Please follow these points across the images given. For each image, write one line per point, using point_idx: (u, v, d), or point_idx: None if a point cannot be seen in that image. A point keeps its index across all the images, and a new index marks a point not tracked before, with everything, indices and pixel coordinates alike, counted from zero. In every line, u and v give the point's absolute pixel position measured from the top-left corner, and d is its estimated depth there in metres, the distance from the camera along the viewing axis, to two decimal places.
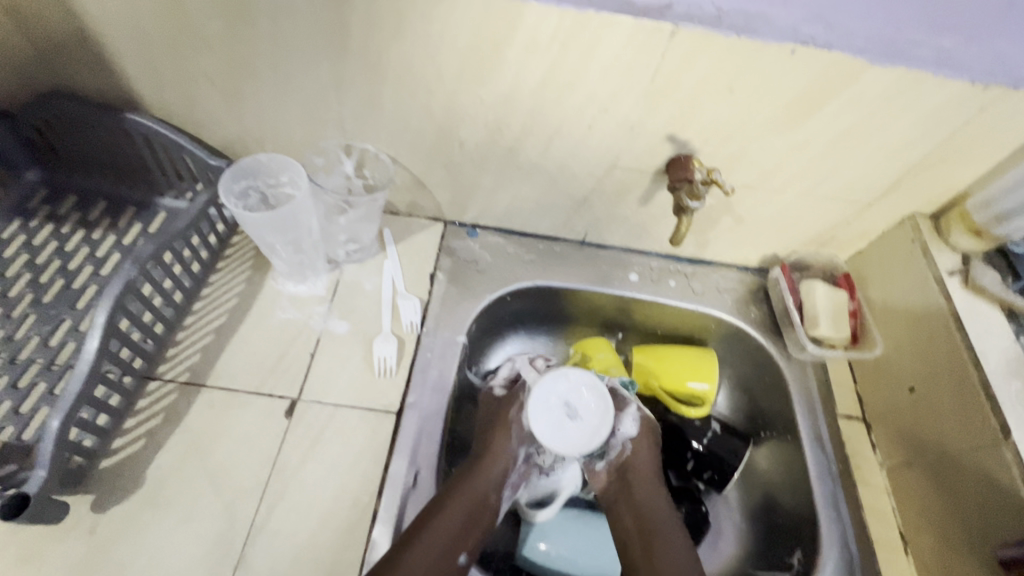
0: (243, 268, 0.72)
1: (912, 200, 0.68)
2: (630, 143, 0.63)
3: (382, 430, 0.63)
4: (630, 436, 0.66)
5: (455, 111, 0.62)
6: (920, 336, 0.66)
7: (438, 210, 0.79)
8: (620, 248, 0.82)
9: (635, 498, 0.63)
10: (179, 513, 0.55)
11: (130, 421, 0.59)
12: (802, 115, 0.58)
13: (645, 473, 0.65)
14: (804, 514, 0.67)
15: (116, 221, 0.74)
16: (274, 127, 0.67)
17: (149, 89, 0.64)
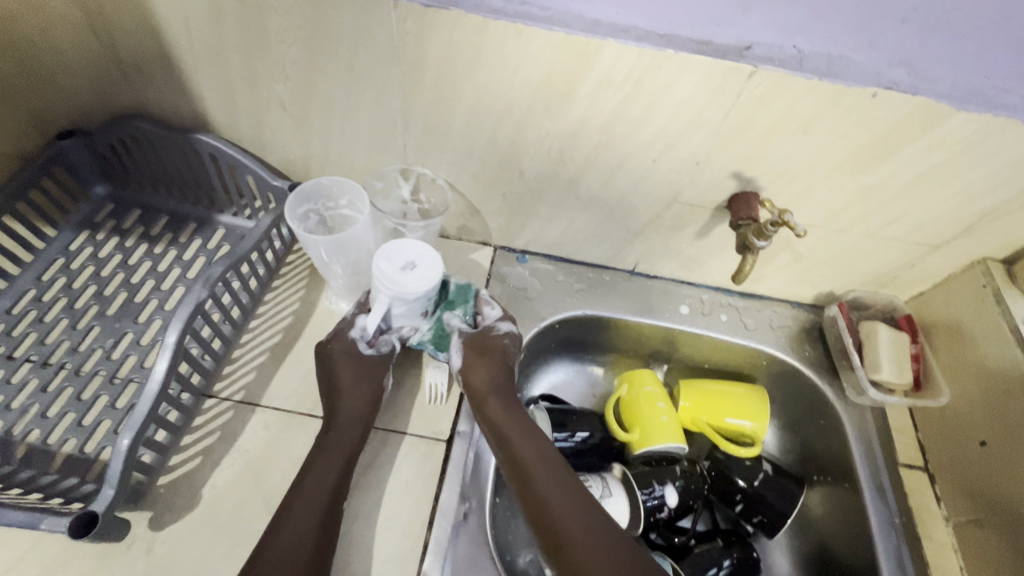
0: (298, 288, 0.73)
1: (984, 245, 0.66)
2: (693, 178, 0.63)
3: (433, 457, 0.63)
4: (459, 360, 0.65)
5: (520, 142, 0.62)
6: (993, 388, 0.64)
7: (489, 235, 0.79)
8: (670, 279, 0.81)
9: (533, 498, 0.56)
10: (233, 535, 0.55)
11: (187, 439, 0.60)
12: (876, 156, 0.57)
13: (482, 395, 0.63)
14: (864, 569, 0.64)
15: (177, 236, 0.76)
16: (337, 150, 0.68)
17: (221, 111, 0.66)
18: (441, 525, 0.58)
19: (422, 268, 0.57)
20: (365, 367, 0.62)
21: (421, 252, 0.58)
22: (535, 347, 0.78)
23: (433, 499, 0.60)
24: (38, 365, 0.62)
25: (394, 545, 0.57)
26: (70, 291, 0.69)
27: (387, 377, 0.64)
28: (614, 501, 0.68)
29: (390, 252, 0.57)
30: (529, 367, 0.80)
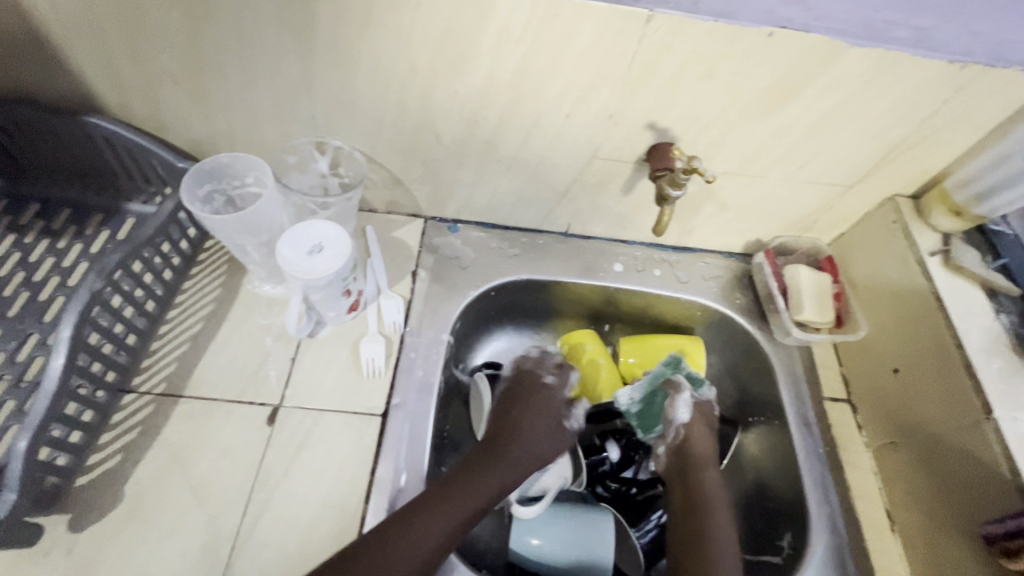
0: (217, 276, 0.69)
1: (892, 182, 0.68)
2: (610, 132, 0.62)
3: (369, 432, 0.62)
4: (684, 421, 0.69)
5: (430, 105, 0.60)
6: (905, 318, 0.67)
7: (417, 206, 0.77)
8: (604, 239, 0.82)
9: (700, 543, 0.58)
10: (161, 528, 0.54)
11: (105, 437, 0.57)
12: (781, 99, 0.57)
13: (702, 455, 0.66)
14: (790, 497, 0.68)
15: (82, 229, 0.71)
16: (243, 125, 0.65)
17: (109, 90, 0.61)
18: (378, 497, 0.58)
19: (330, 250, 0.60)
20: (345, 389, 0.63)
21: (329, 235, 0.61)
22: (473, 316, 0.78)
23: (370, 473, 0.59)
24: None
25: (331, 522, 0.56)
26: None
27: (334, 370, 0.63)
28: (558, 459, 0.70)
29: (294, 239, 0.60)
30: (470, 337, 0.80)
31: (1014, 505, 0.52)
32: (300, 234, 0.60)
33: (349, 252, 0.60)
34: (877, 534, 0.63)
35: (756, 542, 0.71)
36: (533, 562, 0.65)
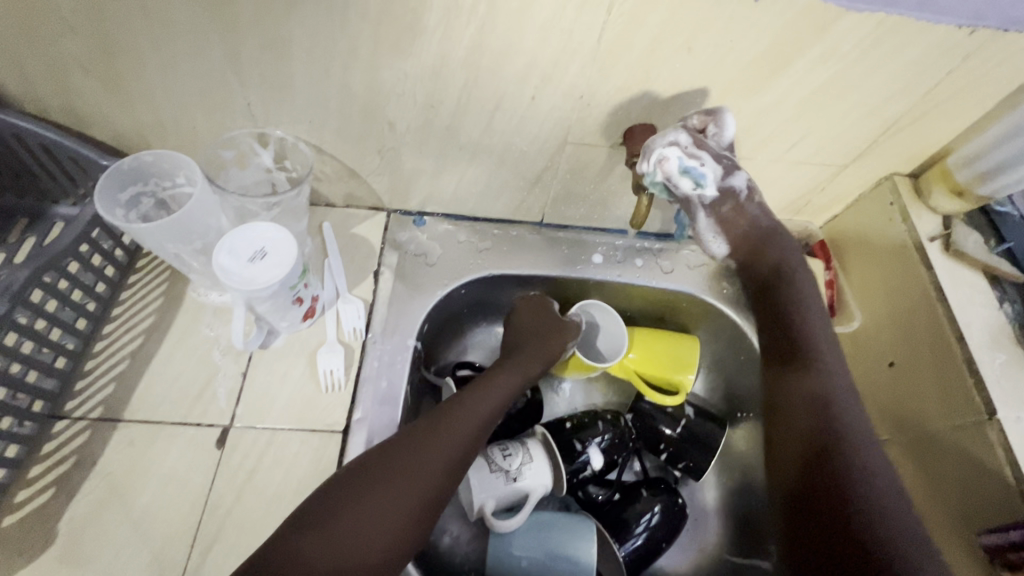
0: (157, 283, 0.63)
1: (890, 160, 0.63)
2: (582, 114, 0.56)
3: (328, 451, 0.57)
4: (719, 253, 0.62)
5: (378, 89, 0.54)
6: (899, 308, 0.63)
7: (378, 199, 0.71)
8: (582, 228, 0.76)
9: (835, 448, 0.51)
10: (99, 568, 0.49)
11: (36, 469, 0.52)
12: (770, 73, 0.51)
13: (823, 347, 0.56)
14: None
15: (5, 236, 0.64)
16: (171, 116, 0.58)
17: (11, 81, 0.54)
18: None
19: (273, 256, 0.54)
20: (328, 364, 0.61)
21: (273, 238, 0.55)
22: (443, 316, 0.73)
23: None
24: None
25: None
26: None
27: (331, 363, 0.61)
28: (537, 467, 0.66)
29: (233, 245, 0.54)
30: (440, 337, 0.75)
31: (1018, 513, 0.49)
32: (239, 239, 0.54)
33: (293, 259, 0.54)
34: None
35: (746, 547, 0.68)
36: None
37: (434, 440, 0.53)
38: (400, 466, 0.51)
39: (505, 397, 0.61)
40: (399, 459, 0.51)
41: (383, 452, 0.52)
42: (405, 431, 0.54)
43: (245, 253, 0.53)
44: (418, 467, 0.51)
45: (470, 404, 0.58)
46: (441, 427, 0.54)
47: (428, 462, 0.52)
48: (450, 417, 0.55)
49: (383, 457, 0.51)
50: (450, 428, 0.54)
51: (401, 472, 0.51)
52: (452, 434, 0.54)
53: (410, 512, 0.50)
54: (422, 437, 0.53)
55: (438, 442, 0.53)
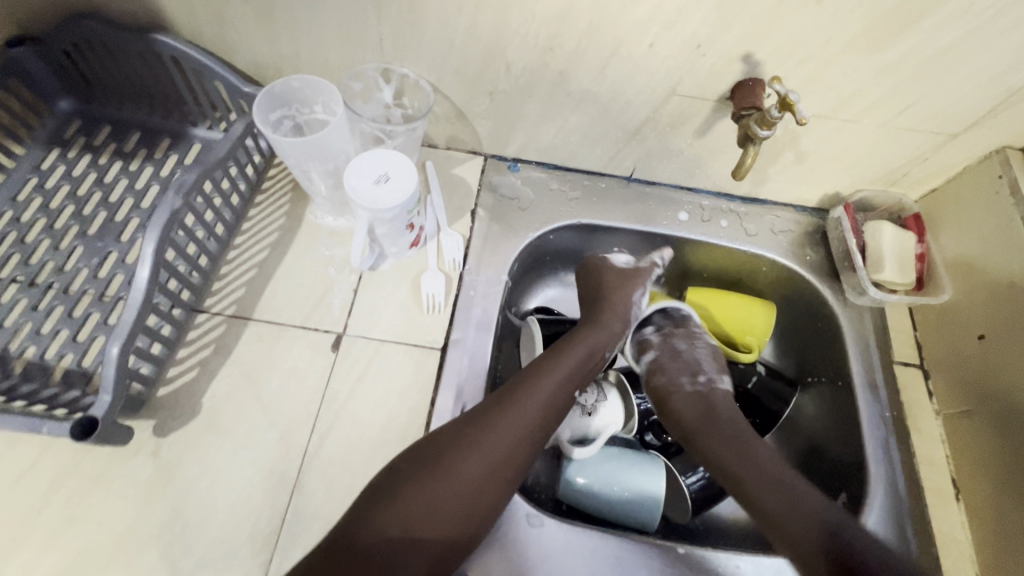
0: (281, 203, 0.70)
1: (1004, 132, 0.62)
2: (695, 64, 0.58)
3: (428, 365, 0.63)
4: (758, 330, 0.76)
5: (504, 30, 0.57)
6: (998, 283, 0.62)
7: (478, 142, 0.75)
8: (669, 185, 0.78)
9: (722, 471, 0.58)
10: (236, 440, 0.57)
11: (183, 351, 0.60)
12: (895, 30, 0.52)
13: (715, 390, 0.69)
14: (847, 453, 0.67)
15: (152, 152, 0.72)
16: (308, 49, 0.63)
17: (177, 7, 0.60)
18: (438, 425, 0.59)
19: (396, 180, 0.59)
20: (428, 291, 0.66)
21: (394, 164, 0.60)
22: (529, 259, 0.77)
23: (429, 403, 0.61)
24: (25, 285, 0.62)
25: (392, 446, 0.58)
26: (48, 212, 0.67)
27: (430, 288, 0.66)
28: (610, 405, 0.70)
29: (361, 168, 0.59)
30: (524, 280, 0.79)
31: None
32: (364, 164, 0.59)
33: (414, 184, 0.59)
34: (938, 500, 0.62)
35: None
36: (581, 500, 0.66)
37: (504, 422, 0.55)
38: (472, 445, 0.53)
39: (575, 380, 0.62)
40: (474, 434, 0.54)
41: (456, 431, 0.54)
42: (485, 406, 0.56)
43: (371, 177, 0.59)
44: (490, 447, 0.54)
45: (540, 386, 0.59)
46: (510, 410, 0.56)
47: (497, 443, 0.54)
48: (520, 401, 0.57)
49: (459, 433, 0.54)
50: (519, 411, 0.56)
51: (472, 452, 0.53)
52: (524, 414, 0.56)
53: (480, 490, 0.52)
54: (493, 419, 0.55)
55: (511, 422, 0.55)
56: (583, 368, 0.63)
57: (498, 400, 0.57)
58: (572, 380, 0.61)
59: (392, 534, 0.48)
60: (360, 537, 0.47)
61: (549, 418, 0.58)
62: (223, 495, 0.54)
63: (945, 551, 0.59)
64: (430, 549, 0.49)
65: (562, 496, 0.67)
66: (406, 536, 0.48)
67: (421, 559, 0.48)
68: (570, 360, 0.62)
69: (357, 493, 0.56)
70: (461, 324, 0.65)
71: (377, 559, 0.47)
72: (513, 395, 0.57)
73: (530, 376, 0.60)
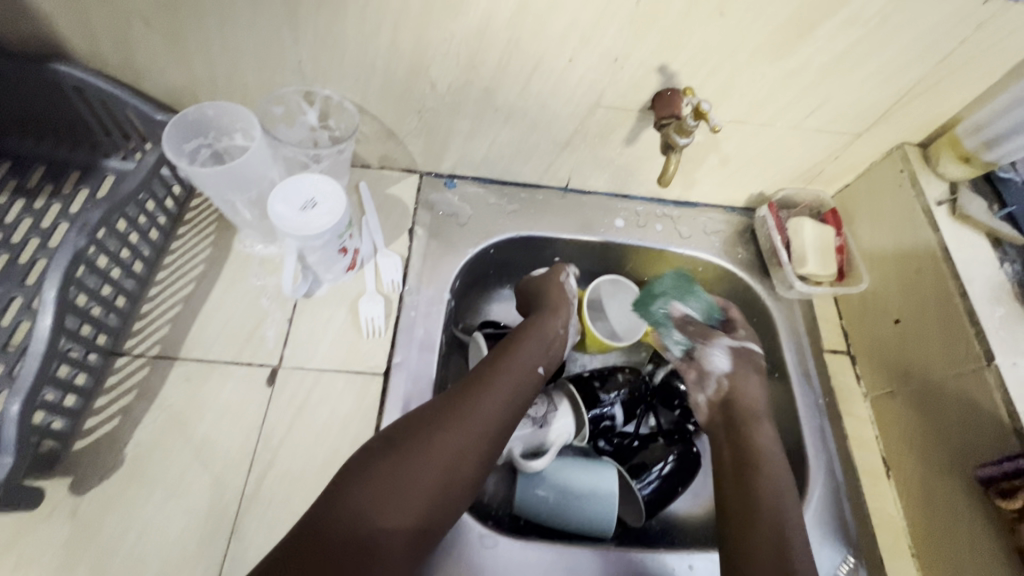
0: (206, 233, 0.67)
1: (902, 129, 0.66)
2: (614, 77, 0.59)
3: (370, 392, 0.61)
4: (725, 371, 0.67)
5: (424, 49, 0.57)
6: (907, 270, 0.67)
7: (411, 161, 0.74)
8: (605, 194, 0.79)
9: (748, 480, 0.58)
10: (164, 489, 0.53)
11: (101, 400, 0.56)
12: (794, 40, 0.55)
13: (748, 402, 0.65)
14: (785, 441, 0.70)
15: (59, 187, 0.67)
16: (224, 73, 0.61)
17: (75, 33, 0.56)
18: None
19: (323, 205, 0.57)
20: (367, 315, 0.64)
21: (320, 189, 0.58)
22: (471, 275, 0.76)
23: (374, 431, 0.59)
24: None
25: None
26: None
27: (370, 311, 0.65)
28: (561, 416, 0.70)
29: (286, 194, 0.57)
30: (469, 296, 0.79)
31: (1010, 448, 0.53)
32: (291, 188, 0.57)
33: (343, 208, 0.57)
34: (871, 479, 0.65)
35: None
36: (540, 513, 0.65)
37: (476, 406, 0.55)
38: (445, 430, 0.52)
39: (537, 362, 0.62)
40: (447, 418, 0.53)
41: (430, 414, 0.54)
42: (456, 391, 0.56)
43: (298, 203, 0.57)
44: (467, 428, 0.53)
45: (510, 368, 0.59)
46: (481, 395, 0.56)
47: (471, 425, 0.53)
48: (490, 385, 0.57)
49: (428, 418, 0.53)
50: (489, 396, 0.56)
51: (442, 435, 0.52)
52: (496, 396, 0.56)
53: (454, 472, 0.51)
54: (466, 401, 0.55)
55: (484, 403, 0.55)
56: (544, 351, 0.64)
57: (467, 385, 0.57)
58: (536, 363, 0.62)
59: (363, 522, 0.46)
60: (331, 525, 0.46)
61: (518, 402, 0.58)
62: (152, 550, 0.51)
63: (880, 528, 0.63)
64: (404, 534, 0.47)
65: (521, 510, 0.67)
66: (382, 522, 0.47)
67: (392, 548, 0.46)
68: (531, 346, 0.63)
69: None
70: (403, 348, 0.64)
71: (351, 542, 0.45)
72: (484, 379, 0.58)
73: (497, 361, 0.60)
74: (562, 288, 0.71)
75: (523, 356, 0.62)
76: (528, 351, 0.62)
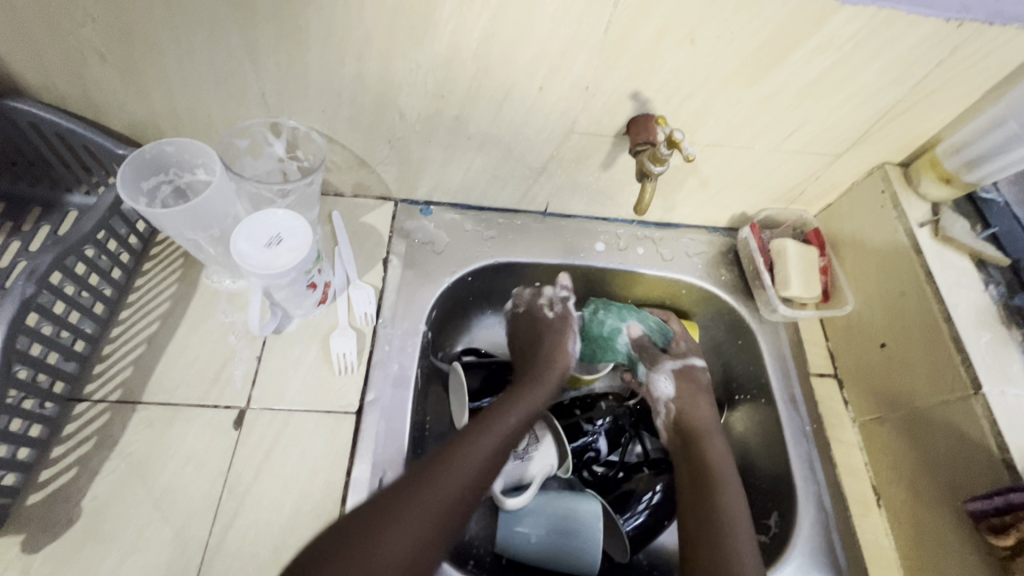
0: (172, 268, 0.65)
1: (882, 150, 0.65)
2: (587, 103, 0.58)
3: (342, 432, 0.59)
4: (670, 396, 0.70)
5: (390, 79, 0.55)
6: (892, 292, 0.65)
7: (386, 188, 0.72)
8: (585, 217, 0.78)
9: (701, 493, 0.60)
10: (124, 544, 0.51)
11: (59, 449, 0.54)
12: (768, 65, 0.54)
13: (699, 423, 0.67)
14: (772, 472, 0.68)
15: (19, 224, 0.65)
16: (186, 106, 0.59)
17: (29, 69, 0.54)
18: (355, 499, 0.55)
19: (289, 242, 0.55)
20: (339, 350, 0.62)
21: (286, 225, 0.56)
22: (449, 304, 0.74)
23: (345, 474, 0.57)
24: None
25: (306, 528, 0.54)
26: None
27: (342, 346, 0.63)
28: (542, 448, 0.67)
29: (249, 232, 0.55)
30: (448, 324, 0.77)
31: (1001, 481, 0.52)
32: (255, 224, 0.56)
33: (308, 245, 0.55)
34: (861, 508, 0.64)
35: None
36: (522, 551, 0.63)
37: (458, 466, 0.53)
38: (461, 471, 0.53)
39: (536, 409, 0.63)
40: (462, 459, 0.54)
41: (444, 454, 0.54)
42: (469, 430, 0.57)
43: (263, 240, 0.55)
44: (478, 467, 0.54)
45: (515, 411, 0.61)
46: (490, 436, 0.57)
47: (483, 467, 0.55)
48: (474, 443, 0.56)
49: (406, 481, 0.51)
50: (472, 457, 0.55)
51: (419, 499, 0.50)
52: (502, 439, 0.58)
53: (462, 511, 0.52)
54: (479, 442, 0.56)
55: (493, 445, 0.57)
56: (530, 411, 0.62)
57: (451, 443, 0.55)
58: (522, 426, 0.61)
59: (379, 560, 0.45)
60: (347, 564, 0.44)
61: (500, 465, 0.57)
62: None
63: (873, 561, 0.61)
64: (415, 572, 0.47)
65: (502, 548, 0.64)
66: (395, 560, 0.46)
67: None
68: (532, 396, 0.64)
69: None
70: (377, 385, 0.62)
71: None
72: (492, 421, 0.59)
73: (484, 419, 0.59)
74: (562, 355, 0.70)
75: (528, 404, 0.63)
76: (515, 412, 0.61)
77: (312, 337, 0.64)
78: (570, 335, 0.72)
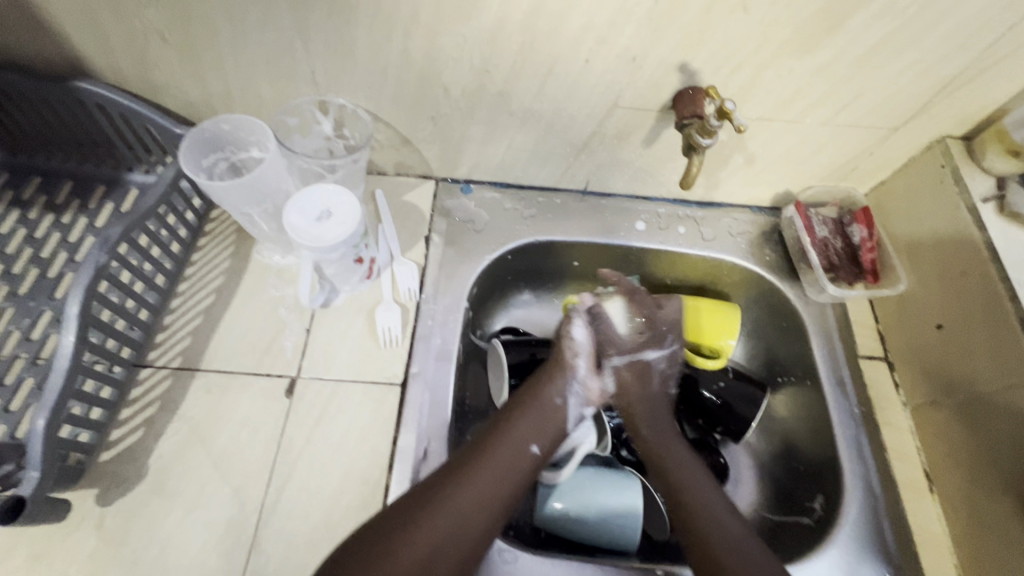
0: (226, 243, 0.67)
1: (943, 122, 0.62)
2: (633, 77, 0.57)
3: (388, 403, 0.60)
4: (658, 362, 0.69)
5: (437, 55, 0.56)
6: (950, 271, 0.63)
7: (427, 167, 0.73)
8: (625, 196, 0.77)
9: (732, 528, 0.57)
10: (187, 502, 0.54)
11: (126, 412, 0.57)
12: (824, 32, 0.52)
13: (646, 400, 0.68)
14: None
15: (85, 202, 0.68)
16: (239, 86, 0.61)
17: (96, 51, 0.57)
18: (400, 467, 0.57)
19: (338, 216, 0.57)
20: (383, 324, 0.64)
21: (334, 199, 0.58)
22: (489, 281, 0.75)
23: (391, 443, 0.58)
24: None
25: (355, 492, 0.56)
26: None
27: (387, 319, 0.64)
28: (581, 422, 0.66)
29: (301, 206, 0.57)
30: (487, 302, 0.77)
31: None
32: (306, 200, 0.57)
33: (356, 219, 0.57)
34: (911, 493, 0.62)
35: (785, 504, 0.69)
36: (561, 526, 0.63)
37: (470, 480, 0.52)
38: (466, 485, 0.52)
39: (545, 414, 0.61)
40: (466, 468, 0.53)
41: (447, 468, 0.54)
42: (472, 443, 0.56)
43: (313, 214, 0.57)
44: (488, 477, 0.53)
45: (523, 418, 0.60)
46: (496, 446, 0.56)
47: (491, 475, 0.54)
48: (486, 457, 0.55)
49: (419, 495, 0.51)
50: (483, 472, 0.53)
51: (430, 517, 0.49)
52: (508, 449, 0.56)
53: (473, 522, 0.51)
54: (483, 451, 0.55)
55: (500, 456, 0.55)
56: (543, 422, 0.60)
57: (461, 459, 0.54)
58: (535, 436, 0.59)
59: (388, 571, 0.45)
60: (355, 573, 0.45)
61: (515, 482, 0.55)
62: (175, 563, 0.52)
63: (922, 546, 0.59)
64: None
65: (540, 522, 0.64)
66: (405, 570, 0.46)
67: None
68: (535, 401, 0.61)
69: (320, 547, 0.53)
70: (421, 357, 0.63)
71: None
72: (496, 432, 0.58)
73: (491, 435, 0.57)
74: (566, 347, 0.66)
75: (533, 410, 0.61)
76: (525, 422, 0.59)
77: (358, 312, 0.65)
78: (569, 320, 0.68)
